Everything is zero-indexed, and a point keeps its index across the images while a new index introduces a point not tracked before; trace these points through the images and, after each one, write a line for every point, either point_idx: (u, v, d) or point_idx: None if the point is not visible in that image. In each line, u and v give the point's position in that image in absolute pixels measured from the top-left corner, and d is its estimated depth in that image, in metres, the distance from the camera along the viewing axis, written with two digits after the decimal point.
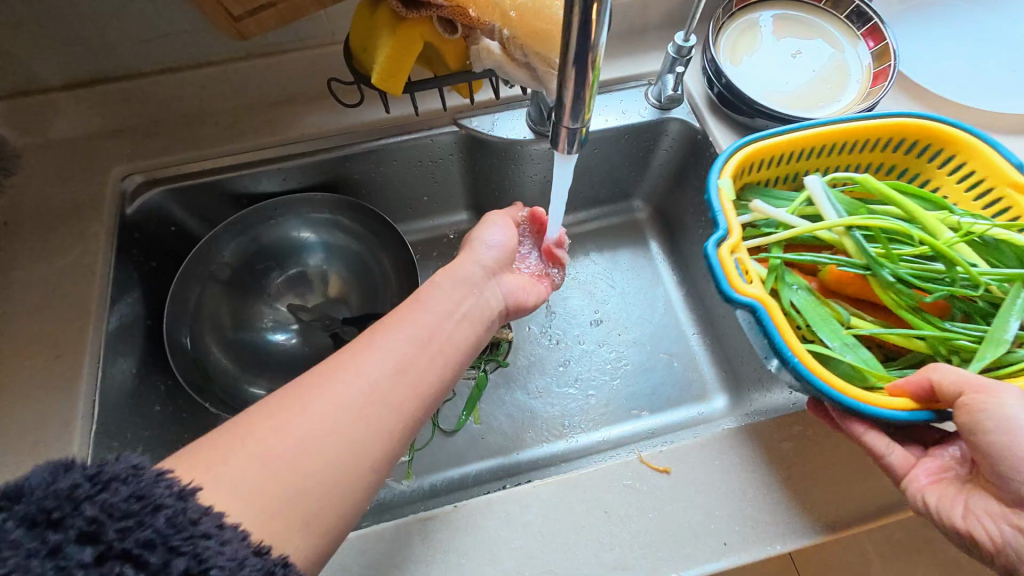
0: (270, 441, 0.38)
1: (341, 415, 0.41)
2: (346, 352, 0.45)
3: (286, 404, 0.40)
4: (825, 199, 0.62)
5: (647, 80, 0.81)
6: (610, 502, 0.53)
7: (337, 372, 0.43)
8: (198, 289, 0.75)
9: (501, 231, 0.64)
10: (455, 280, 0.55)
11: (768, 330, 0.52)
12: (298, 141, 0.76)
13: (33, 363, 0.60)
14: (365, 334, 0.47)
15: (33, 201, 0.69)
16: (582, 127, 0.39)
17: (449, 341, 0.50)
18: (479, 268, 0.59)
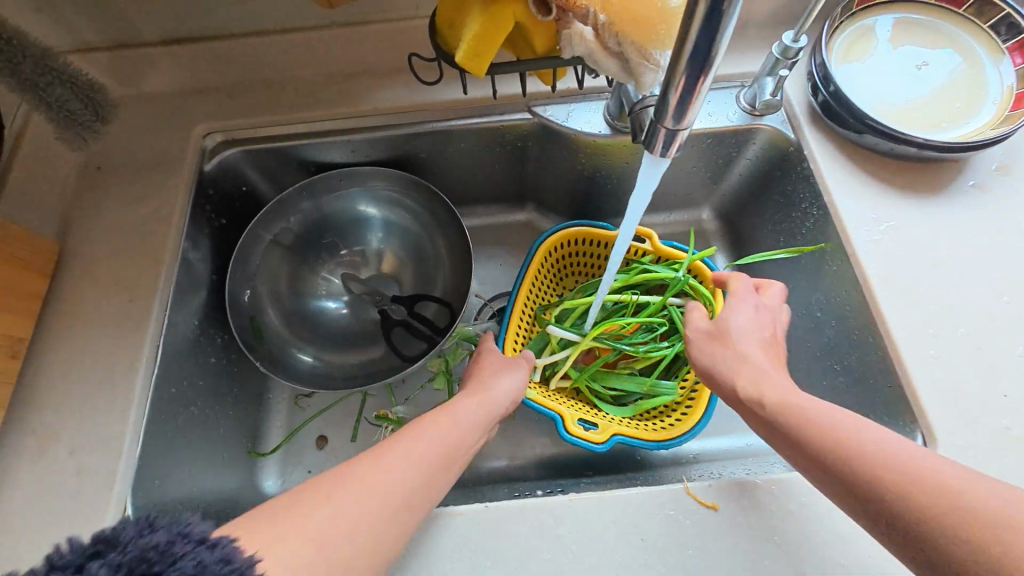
0: (348, 501, 0.41)
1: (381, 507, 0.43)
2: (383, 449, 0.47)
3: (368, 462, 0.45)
4: (561, 328, 0.76)
5: (741, 81, 0.75)
6: (648, 530, 0.50)
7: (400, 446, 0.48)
8: (262, 251, 0.77)
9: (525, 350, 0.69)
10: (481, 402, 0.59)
11: (636, 442, 0.68)
12: (371, 114, 0.76)
13: (107, 305, 0.63)
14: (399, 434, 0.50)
15: (122, 150, 0.72)
16: (684, 129, 0.36)
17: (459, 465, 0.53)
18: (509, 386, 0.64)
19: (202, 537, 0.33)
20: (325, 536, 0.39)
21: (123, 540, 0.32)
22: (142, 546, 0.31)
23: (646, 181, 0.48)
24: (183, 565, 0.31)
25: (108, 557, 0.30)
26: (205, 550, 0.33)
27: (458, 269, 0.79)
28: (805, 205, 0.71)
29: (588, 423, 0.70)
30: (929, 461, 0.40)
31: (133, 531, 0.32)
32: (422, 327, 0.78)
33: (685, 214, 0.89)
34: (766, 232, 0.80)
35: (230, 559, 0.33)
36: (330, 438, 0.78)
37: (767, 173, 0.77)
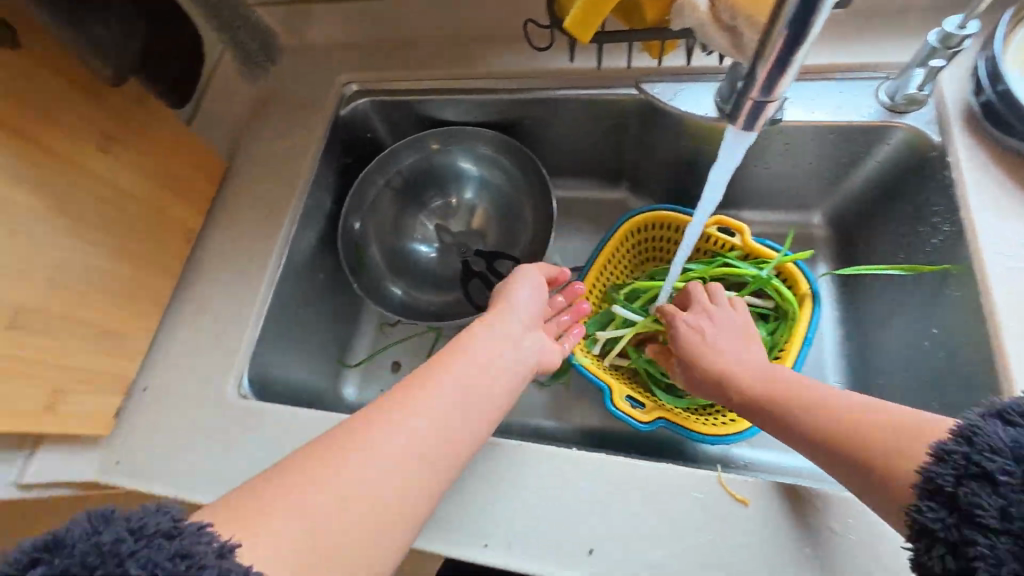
0: (333, 479, 0.42)
1: (380, 465, 0.44)
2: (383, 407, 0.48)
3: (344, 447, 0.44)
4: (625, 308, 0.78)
5: (886, 73, 0.67)
6: (668, 505, 0.51)
7: (416, 393, 0.49)
8: (375, 190, 0.87)
9: (528, 291, 0.65)
10: (492, 336, 0.57)
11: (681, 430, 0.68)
12: (486, 77, 0.82)
13: (253, 214, 0.77)
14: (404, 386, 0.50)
15: (282, 89, 0.86)
16: (771, 104, 0.35)
17: (483, 394, 0.52)
18: (523, 326, 0.61)
19: (157, 534, 0.34)
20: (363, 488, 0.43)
21: (73, 542, 0.33)
22: (88, 546, 0.33)
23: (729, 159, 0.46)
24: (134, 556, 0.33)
25: (51, 565, 0.32)
26: (155, 548, 0.34)
27: (542, 233, 0.83)
28: (936, 220, 0.63)
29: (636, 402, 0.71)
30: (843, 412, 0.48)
31: (84, 532, 0.34)
32: (497, 282, 0.84)
33: (792, 215, 0.83)
34: (884, 246, 0.72)
35: (185, 551, 0.34)
36: (404, 363, 0.91)
37: (896, 179, 0.69)
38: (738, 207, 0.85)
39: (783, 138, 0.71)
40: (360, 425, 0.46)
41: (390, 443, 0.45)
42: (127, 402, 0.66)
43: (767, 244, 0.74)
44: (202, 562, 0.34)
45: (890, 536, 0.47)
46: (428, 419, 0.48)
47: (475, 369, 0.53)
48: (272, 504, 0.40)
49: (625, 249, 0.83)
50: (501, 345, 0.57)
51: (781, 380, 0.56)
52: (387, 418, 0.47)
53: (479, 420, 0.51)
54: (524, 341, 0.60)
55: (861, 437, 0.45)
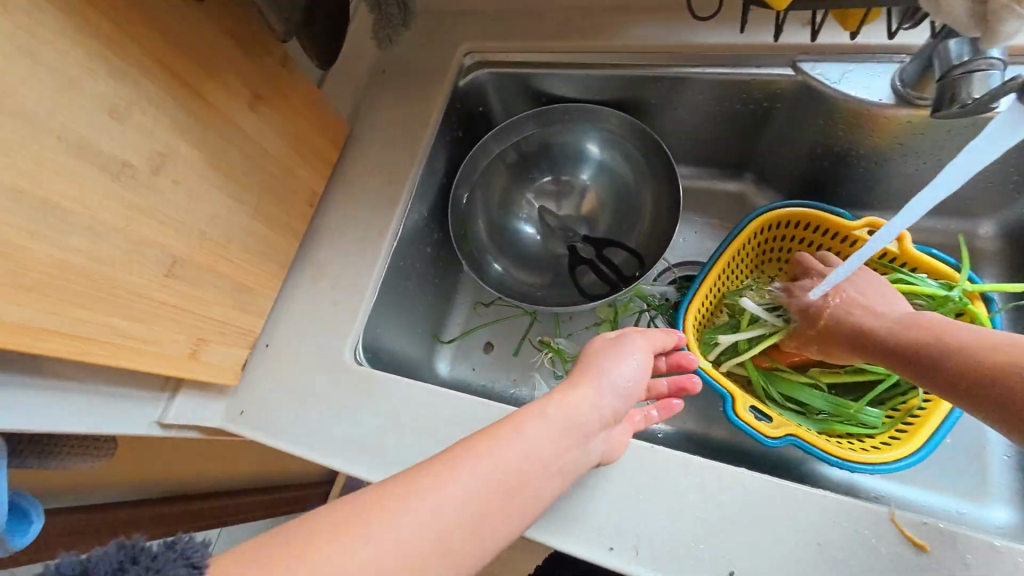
0: (377, 531, 0.35)
1: (427, 529, 0.36)
2: (449, 460, 0.40)
3: (412, 482, 0.38)
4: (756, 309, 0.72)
5: None
6: (828, 537, 0.45)
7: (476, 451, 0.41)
8: (486, 165, 0.85)
9: (636, 361, 0.56)
10: (573, 415, 0.47)
11: (814, 451, 0.61)
12: (619, 51, 0.76)
13: (371, 181, 0.77)
14: (470, 442, 0.42)
15: (405, 55, 0.84)
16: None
17: (533, 496, 0.42)
18: (611, 406, 0.51)
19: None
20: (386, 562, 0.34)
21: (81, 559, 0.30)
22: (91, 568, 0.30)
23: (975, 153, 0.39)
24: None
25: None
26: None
27: (661, 223, 0.78)
28: None
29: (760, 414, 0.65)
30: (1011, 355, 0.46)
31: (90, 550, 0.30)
32: (607, 271, 0.80)
33: (955, 222, 0.75)
34: None
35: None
36: (496, 346, 0.91)
37: None
38: None
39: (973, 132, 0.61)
40: (406, 475, 0.39)
41: (429, 501, 0.37)
42: (251, 356, 0.68)
43: (934, 254, 0.65)
44: None
45: None
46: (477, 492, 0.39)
47: (540, 451, 0.43)
48: (300, 547, 0.33)
49: (750, 246, 0.76)
50: (576, 430, 0.47)
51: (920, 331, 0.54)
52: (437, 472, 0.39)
53: (517, 525, 0.41)
54: (595, 438, 0.49)
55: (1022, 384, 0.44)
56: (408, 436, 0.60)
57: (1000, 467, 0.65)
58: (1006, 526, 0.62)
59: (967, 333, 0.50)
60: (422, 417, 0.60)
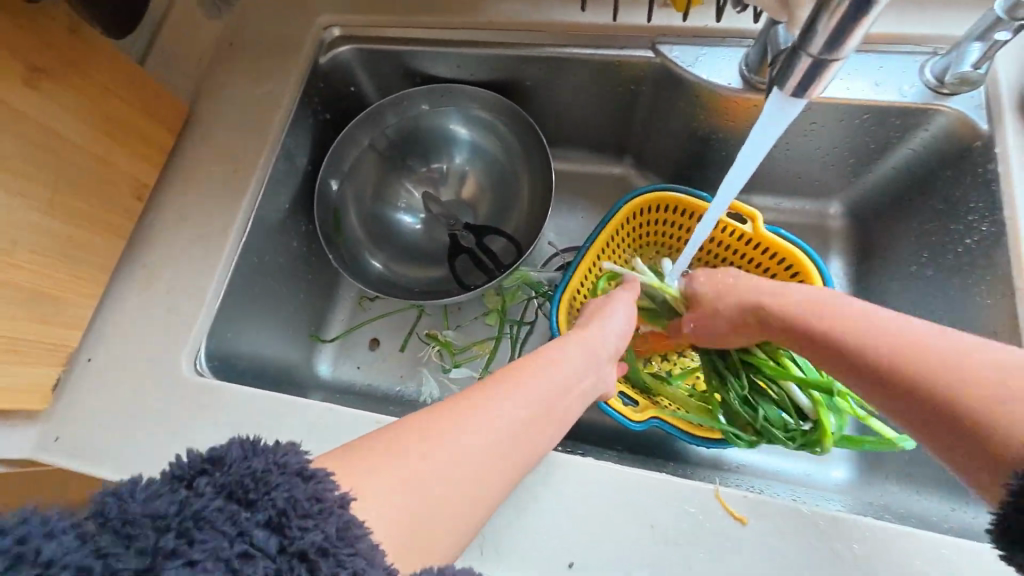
0: (420, 462, 0.37)
1: (476, 452, 0.39)
2: (466, 399, 0.42)
3: (450, 418, 0.40)
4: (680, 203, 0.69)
5: (934, 48, 0.59)
6: (660, 518, 0.46)
7: (492, 396, 0.43)
8: (356, 152, 0.79)
9: (624, 309, 0.61)
10: (584, 353, 0.52)
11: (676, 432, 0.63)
12: (484, 28, 0.72)
13: (216, 170, 0.69)
14: (485, 383, 0.44)
15: (252, 29, 0.76)
16: (834, 65, 0.29)
17: (557, 417, 0.46)
18: (608, 348, 0.56)
19: (294, 472, 0.31)
20: (421, 484, 0.36)
21: (230, 461, 0.31)
22: (245, 471, 0.31)
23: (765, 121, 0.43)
24: (275, 496, 0.30)
25: (214, 476, 0.30)
26: (293, 485, 0.31)
27: (538, 209, 0.76)
28: (972, 218, 0.57)
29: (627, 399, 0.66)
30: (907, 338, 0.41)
31: (241, 453, 0.32)
32: (487, 259, 0.78)
33: (809, 202, 0.76)
34: (904, 243, 0.67)
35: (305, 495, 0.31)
36: (382, 342, 0.84)
37: (925, 172, 0.63)
38: (750, 192, 0.78)
39: (809, 117, 0.64)
40: (439, 412, 0.41)
41: (462, 442, 0.39)
42: (70, 372, 0.60)
43: (782, 235, 0.67)
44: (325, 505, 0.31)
45: (896, 562, 0.43)
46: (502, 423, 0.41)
47: (562, 382, 0.48)
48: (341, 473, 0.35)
49: (622, 231, 0.76)
50: (586, 363, 0.51)
51: (849, 317, 0.47)
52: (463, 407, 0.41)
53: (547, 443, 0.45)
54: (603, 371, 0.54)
55: (937, 382, 0.37)
56: None
57: None
58: (843, 483, 0.67)
59: (898, 321, 0.44)
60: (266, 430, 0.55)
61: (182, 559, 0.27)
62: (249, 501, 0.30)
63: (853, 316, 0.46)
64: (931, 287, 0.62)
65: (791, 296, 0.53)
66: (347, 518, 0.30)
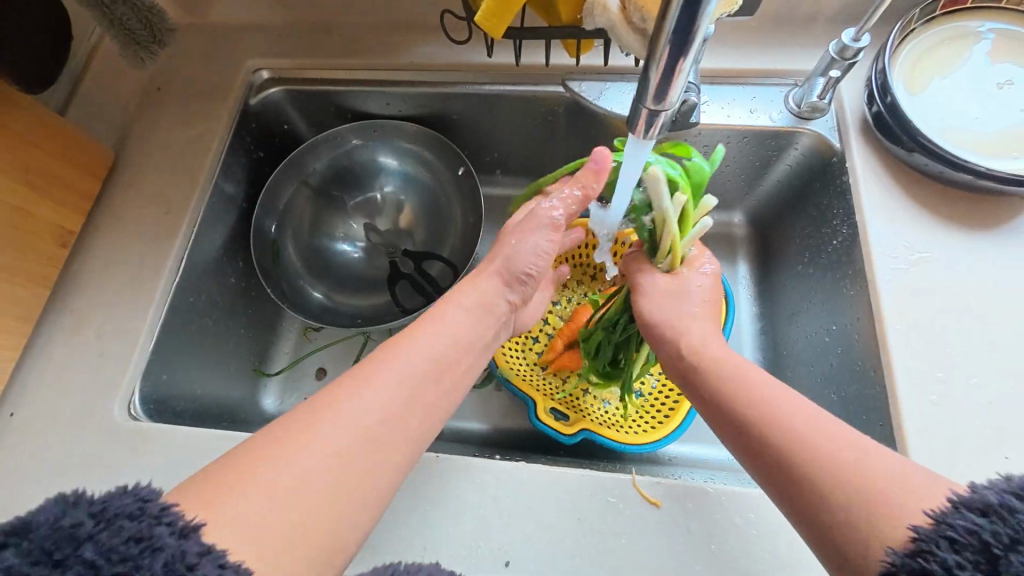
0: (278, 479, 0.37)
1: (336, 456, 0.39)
2: (319, 404, 0.41)
3: (300, 426, 0.40)
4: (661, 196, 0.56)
5: (793, 80, 0.70)
6: (586, 511, 0.51)
7: (382, 367, 0.45)
8: (291, 188, 0.81)
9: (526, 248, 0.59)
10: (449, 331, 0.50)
11: (605, 441, 0.67)
12: (407, 68, 0.78)
13: (146, 213, 0.70)
14: (343, 383, 0.43)
15: (178, 74, 0.78)
16: (663, 112, 0.36)
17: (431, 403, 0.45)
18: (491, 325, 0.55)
19: (116, 517, 0.32)
20: (308, 475, 0.38)
21: (38, 525, 0.31)
22: (54, 530, 0.31)
23: (631, 167, 0.48)
24: (86, 549, 0.31)
25: (19, 545, 0.30)
26: (116, 530, 0.32)
27: (471, 233, 0.81)
28: (837, 222, 0.67)
29: (563, 415, 0.71)
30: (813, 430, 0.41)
31: (49, 516, 0.32)
32: (425, 283, 0.82)
33: (716, 214, 0.84)
34: (793, 245, 0.76)
35: (143, 534, 0.32)
36: (329, 370, 0.83)
37: (802, 184, 0.72)
38: None
39: (701, 139, 0.72)
40: (294, 421, 0.40)
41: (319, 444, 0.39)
42: None
43: None
44: (160, 544, 0.32)
45: (788, 529, 0.49)
46: (381, 405, 0.42)
47: (425, 365, 0.47)
48: None
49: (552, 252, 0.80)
50: (469, 329, 0.52)
51: (750, 380, 0.48)
52: (335, 396, 0.42)
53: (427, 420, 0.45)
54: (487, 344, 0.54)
55: (826, 472, 0.38)
56: None
57: None
58: None
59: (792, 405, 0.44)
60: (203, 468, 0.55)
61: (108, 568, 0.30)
62: (58, 560, 0.30)
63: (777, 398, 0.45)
64: (814, 283, 0.71)
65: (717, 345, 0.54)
66: (180, 548, 0.32)
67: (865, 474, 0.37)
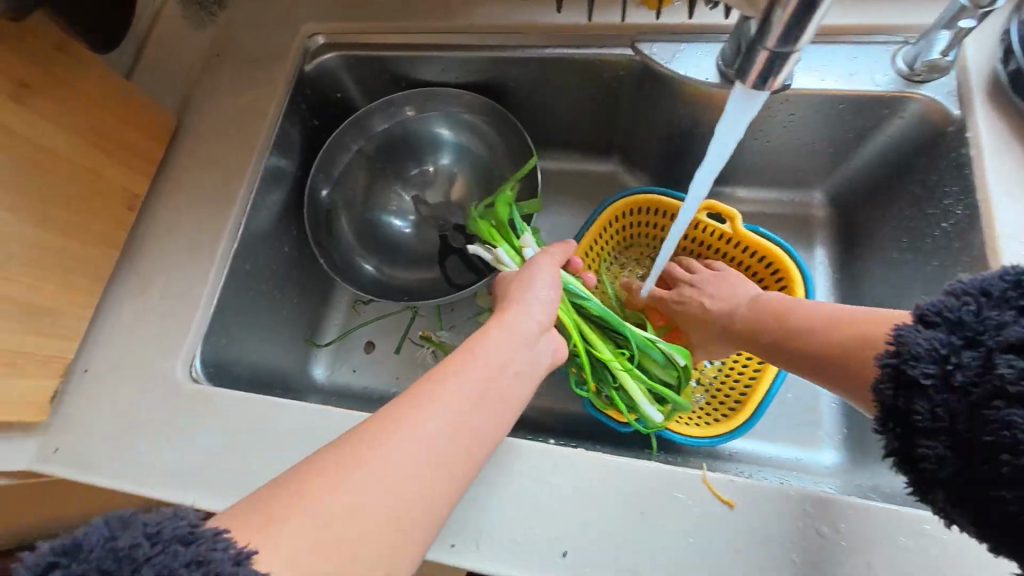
0: (336, 501, 0.34)
1: (393, 479, 0.36)
2: (374, 427, 0.38)
3: (354, 450, 0.37)
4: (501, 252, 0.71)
5: (904, 38, 0.61)
6: (649, 505, 0.47)
7: (425, 404, 0.40)
8: (345, 157, 0.80)
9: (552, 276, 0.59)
10: (508, 337, 0.49)
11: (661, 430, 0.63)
12: (465, 31, 0.74)
13: (205, 180, 0.70)
14: (400, 403, 0.41)
15: (235, 40, 0.77)
16: (789, 56, 0.33)
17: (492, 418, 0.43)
18: (535, 323, 0.53)
19: (171, 540, 0.29)
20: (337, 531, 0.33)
21: (88, 548, 0.28)
22: (107, 550, 0.28)
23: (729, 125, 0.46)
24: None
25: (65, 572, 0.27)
26: (170, 554, 0.29)
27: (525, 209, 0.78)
28: (948, 202, 0.58)
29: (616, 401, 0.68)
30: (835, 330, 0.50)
31: (102, 536, 0.29)
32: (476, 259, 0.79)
33: (794, 193, 0.77)
34: (885, 229, 0.68)
35: (202, 557, 0.29)
36: (378, 344, 0.83)
37: (902, 160, 0.64)
38: (736, 184, 0.78)
39: (787, 108, 0.65)
40: (347, 445, 0.37)
41: (378, 467, 0.36)
42: (66, 384, 0.61)
43: (763, 234, 0.68)
44: (220, 570, 0.29)
45: (880, 543, 0.44)
46: (420, 456, 0.38)
47: (491, 381, 0.44)
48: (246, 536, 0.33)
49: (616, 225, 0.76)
50: (515, 346, 0.49)
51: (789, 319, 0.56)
52: (385, 424, 0.39)
53: (480, 441, 0.42)
54: (539, 343, 0.52)
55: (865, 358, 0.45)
56: (245, 456, 0.55)
57: (831, 417, 0.70)
58: (836, 469, 0.67)
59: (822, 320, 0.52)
60: (259, 433, 0.56)
61: None
62: None
63: (813, 319, 0.53)
64: (913, 270, 0.63)
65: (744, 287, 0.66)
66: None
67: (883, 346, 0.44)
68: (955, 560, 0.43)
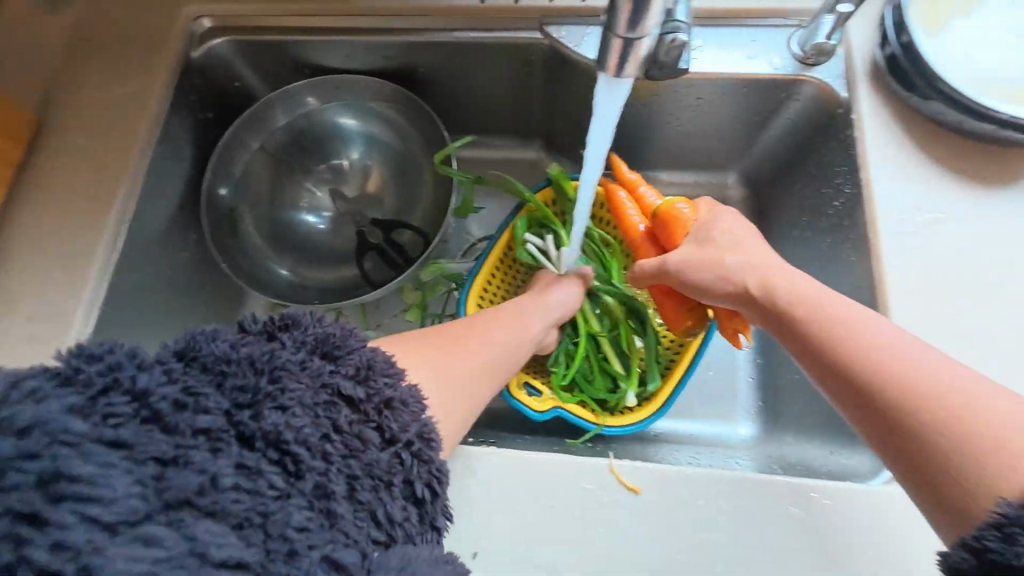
0: (446, 368, 0.46)
1: (478, 366, 0.49)
2: (467, 329, 0.51)
3: (455, 339, 0.49)
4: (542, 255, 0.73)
5: (797, 21, 0.62)
6: (559, 499, 0.47)
7: (495, 328, 0.54)
8: (245, 152, 0.74)
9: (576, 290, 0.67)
10: (540, 311, 0.61)
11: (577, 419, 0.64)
12: (365, 14, 0.69)
13: (77, 182, 0.63)
14: (476, 320, 0.54)
15: (107, 23, 0.69)
16: (641, 42, 0.32)
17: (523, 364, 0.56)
18: (559, 312, 0.64)
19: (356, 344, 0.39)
20: (445, 389, 0.45)
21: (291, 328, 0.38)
22: (312, 335, 0.38)
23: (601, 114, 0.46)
24: (346, 360, 0.38)
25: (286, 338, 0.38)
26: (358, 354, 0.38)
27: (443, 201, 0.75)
28: (840, 181, 0.61)
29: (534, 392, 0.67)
30: (864, 329, 0.42)
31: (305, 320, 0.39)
32: (395, 255, 0.76)
33: (709, 176, 0.78)
34: (789, 209, 0.70)
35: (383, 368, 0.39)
36: None
37: (801, 141, 0.66)
38: (654, 168, 0.79)
39: (693, 92, 0.65)
40: (453, 332, 0.50)
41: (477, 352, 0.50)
42: None
43: None
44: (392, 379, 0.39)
45: (774, 515, 0.46)
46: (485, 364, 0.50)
47: (531, 335, 0.58)
48: None
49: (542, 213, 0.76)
50: (548, 321, 0.62)
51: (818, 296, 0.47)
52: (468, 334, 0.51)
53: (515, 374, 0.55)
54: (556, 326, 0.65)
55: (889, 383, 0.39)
56: None
57: (748, 391, 0.73)
58: (753, 440, 0.70)
59: (843, 305, 0.45)
60: None
61: (266, 409, 0.33)
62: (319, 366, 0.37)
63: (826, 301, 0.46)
64: (812, 248, 0.66)
65: (762, 251, 0.53)
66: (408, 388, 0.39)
67: (930, 378, 0.38)
68: (840, 525, 0.45)
